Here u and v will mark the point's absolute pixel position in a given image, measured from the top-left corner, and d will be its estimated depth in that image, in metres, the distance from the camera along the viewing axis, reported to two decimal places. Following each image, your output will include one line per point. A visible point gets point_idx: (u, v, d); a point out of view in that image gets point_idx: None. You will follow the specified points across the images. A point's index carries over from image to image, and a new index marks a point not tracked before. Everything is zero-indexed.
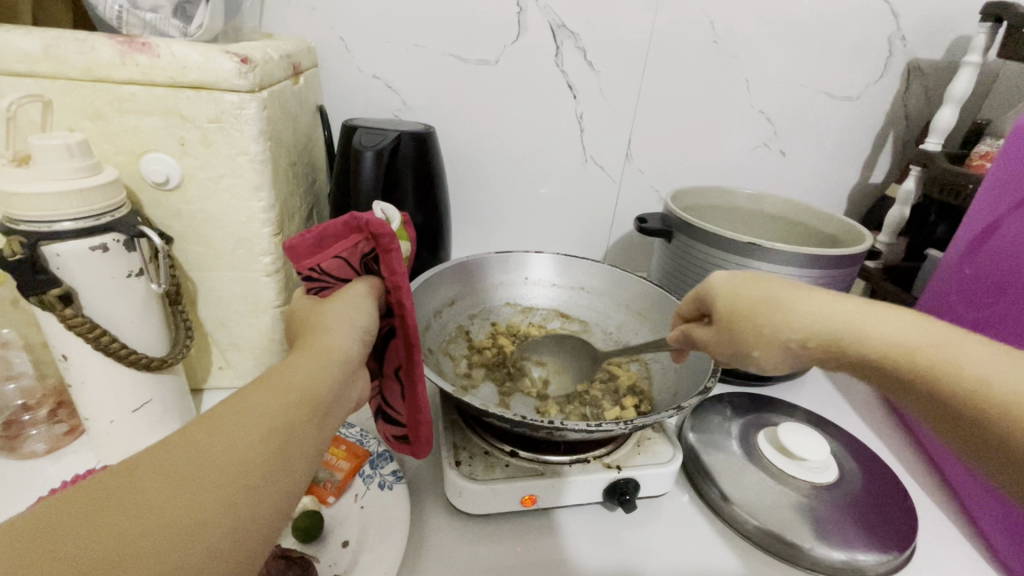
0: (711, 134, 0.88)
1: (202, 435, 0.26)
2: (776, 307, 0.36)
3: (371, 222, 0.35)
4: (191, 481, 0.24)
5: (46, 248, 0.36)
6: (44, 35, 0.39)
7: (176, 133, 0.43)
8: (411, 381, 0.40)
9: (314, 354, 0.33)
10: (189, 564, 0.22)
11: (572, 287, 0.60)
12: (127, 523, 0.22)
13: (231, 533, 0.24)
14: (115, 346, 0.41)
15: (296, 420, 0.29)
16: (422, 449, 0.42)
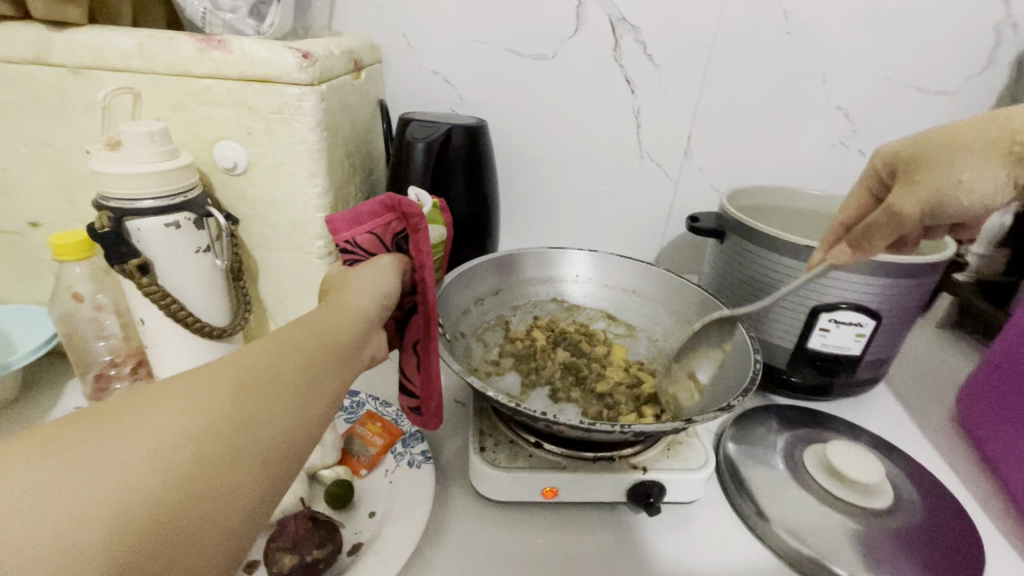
0: (780, 130, 0.83)
1: (237, 363, 0.28)
2: (956, 141, 0.36)
3: (404, 202, 0.39)
4: (228, 396, 0.26)
5: (129, 223, 0.41)
6: (138, 34, 0.43)
7: (244, 123, 0.47)
8: (427, 355, 0.42)
9: (336, 309, 0.35)
10: (218, 472, 0.24)
11: (623, 289, 0.58)
12: (167, 423, 0.24)
13: (262, 447, 0.26)
14: (182, 313, 0.45)
15: (321, 362, 0.31)
16: (432, 421, 0.44)
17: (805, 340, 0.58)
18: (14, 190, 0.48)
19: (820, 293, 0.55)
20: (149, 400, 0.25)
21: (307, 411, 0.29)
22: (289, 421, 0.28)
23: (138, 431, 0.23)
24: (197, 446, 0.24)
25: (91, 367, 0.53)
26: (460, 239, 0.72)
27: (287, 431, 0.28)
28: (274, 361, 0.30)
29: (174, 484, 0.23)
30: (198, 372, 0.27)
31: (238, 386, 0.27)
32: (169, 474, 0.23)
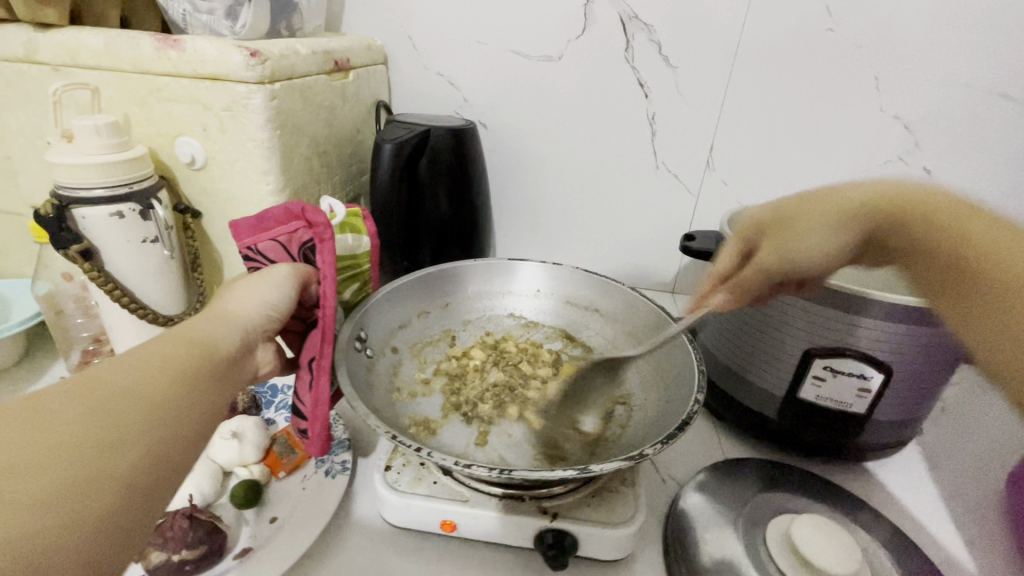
0: (820, 143, 0.72)
1: (107, 375, 0.30)
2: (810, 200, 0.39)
3: (307, 209, 0.40)
4: (87, 418, 0.27)
5: (76, 210, 0.44)
6: (108, 33, 0.46)
7: (200, 120, 0.48)
8: (317, 372, 0.40)
9: (216, 320, 0.37)
10: (88, 480, 0.26)
11: (584, 307, 0.56)
12: (29, 440, 0.25)
13: (134, 454, 0.28)
14: (124, 300, 0.47)
15: (196, 381, 0.33)
16: (318, 443, 0.42)
17: (795, 390, 0.50)
18: (15, 176, 0.53)
19: (813, 336, 0.47)
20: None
21: (178, 430, 0.30)
22: (156, 439, 0.29)
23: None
24: (49, 471, 0.25)
25: (75, 343, 0.57)
26: (443, 245, 0.70)
27: (153, 449, 0.29)
28: (140, 381, 0.30)
29: (25, 507, 0.24)
30: (56, 394, 0.28)
31: (100, 405, 0.28)
32: (18, 499, 0.24)
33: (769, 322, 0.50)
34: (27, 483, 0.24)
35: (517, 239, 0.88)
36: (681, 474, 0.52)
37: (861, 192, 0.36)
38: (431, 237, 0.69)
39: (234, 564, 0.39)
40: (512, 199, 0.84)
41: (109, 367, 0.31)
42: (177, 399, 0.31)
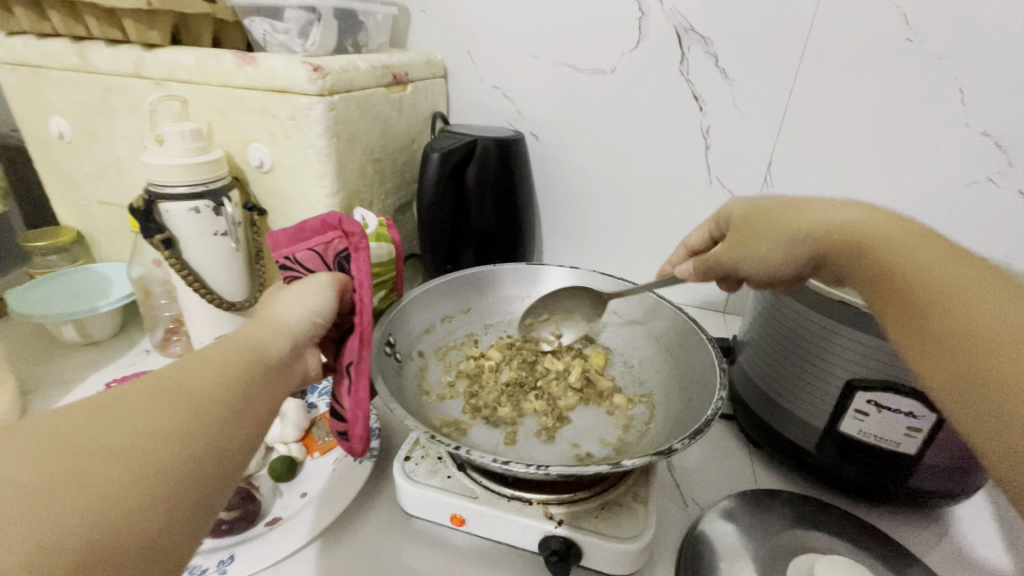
0: (894, 160, 0.67)
1: (165, 377, 0.29)
2: (795, 206, 0.37)
3: (343, 220, 0.43)
4: (157, 413, 0.27)
5: (161, 205, 0.50)
6: (198, 52, 0.53)
7: (269, 128, 0.53)
8: (357, 377, 0.41)
9: (265, 326, 0.37)
10: (156, 484, 0.25)
11: (602, 310, 0.60)
12: (92, 443, 0.24)
13: (198, 455, 0.27)
14: (196, 285, 0.54)
15: (257, 386, 0.32)
16: (354, 447, 0.42)
17: (835, 423, 0.46)
18: (122, 174, 0.62)
19: (853, 366, 0.44)
20: (75, 419, 0.25)
21: (236, 433, 0.29)
22: (218, 441, 0.28)
23: (62, 450, 0.23)
24: (120, 465, 0.24)
25: (159, 322, 0.65)
26: (487, 250, 0.72)
27: (216, 452, 0.28)
28: (208, 374, 0.30)
29: (93, 500, 0.23)
30: (115, 397, 0.27)
31: (173, 403, 0.28)
32: (90, 493, 0.23)
33: (802, 348, 0.48)
34: (95, 487, 0.23)
35: (563, 250, 0.88)
36: (705, 499, 0.51)
37: (827, 210, 0.34)
38: (475, 244, 0.71)
39: (264, 530, 0.43)
40: (560, 210, 0.85)
41: (168, 371, 0.30)
42: (240, 403, 0.30)
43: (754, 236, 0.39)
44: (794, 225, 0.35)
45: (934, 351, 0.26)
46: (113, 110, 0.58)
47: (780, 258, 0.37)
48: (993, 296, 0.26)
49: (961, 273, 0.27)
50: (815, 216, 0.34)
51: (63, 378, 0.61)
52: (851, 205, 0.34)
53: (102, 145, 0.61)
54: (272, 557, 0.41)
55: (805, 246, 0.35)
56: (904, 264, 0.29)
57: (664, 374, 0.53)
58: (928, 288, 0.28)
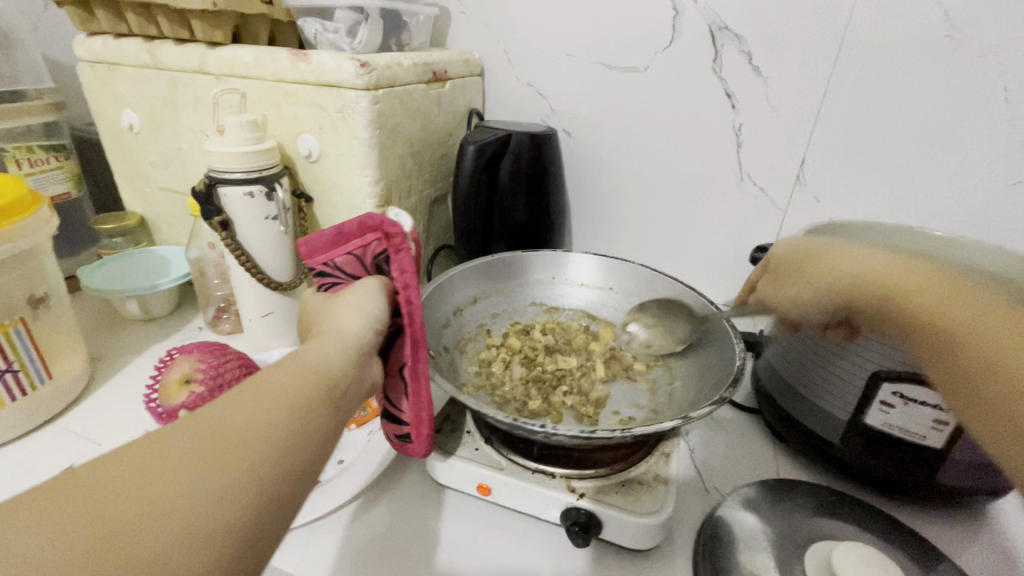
0: (933, 159, 0.66)
1: (229, 405, 0.30)
2: (823, 254, 0.46)
3: (384, 224, 0.43)
4: (217, 446, 0.28)
5: (219, 189, 0.55)
6: (257, 50, 0.57)
7: (318, 120, 0.57)
8: (417, 379, 0.44)
9: (326, 339, 0.38)
10: (219, 517, 0.26)
11: (599, 288, 0.64)
12: (162, 480, 0.26)
13: (259, 482, 0.28)
14: (248, 265, 0.58)
15: (303, 419, 0.31)
16: (421, 449, 0.46)
17: (860, 415, 0.47)
18: (184, 163, 0.67)
19: (877, 357, 0.44)
20: (121, 473, 0.25)
21: (295, 456, 0.30)
22: (259, 489, 0.28)
23: (104, 512, 0.24)
24: (160, 529, 0.24)
25: (212, 302, 0.70)
26: (518, 241, 0.75)
27: (257, 502, 0.27)
28: (269, 400, 0.31)
29: (133, 570, 0.23)
30: (184, 429, 0.28)
31: (239, 434, 0.29)
32: (164, 531, 0.24)
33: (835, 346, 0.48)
34: (162, 528, 0.24)
35: (592, 245, 0.90)
36: (726, 485, 0.52)
37: (852, 266, 0.43)
38: (506, 236, 0.74)
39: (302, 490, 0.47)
40: (590, 206, 0.86)
41: (231, 396, 0.31)
42: (284, 443, 0.30)
43: (786, 281, 0.50)
44: (822, 274, 0.45)
45: (958, 375, 0.33)
46: (178, 103, 0.63)
47: (814, 307, 0.46)
48: (982, 315, 0.33)
49: (978, 314, 0.33)
50: (839, 266, 0.44)
51: (127, 349, 0.66)
52: (875, 257, 0.42)
53: (167, 136, 0.66)
54: (312, 514, 0.45)
55: (828, 299, 0.45)
56: (918, 304, 0.37)
57: (672, 343, 0.58)
58: (945, 325, 0.34)
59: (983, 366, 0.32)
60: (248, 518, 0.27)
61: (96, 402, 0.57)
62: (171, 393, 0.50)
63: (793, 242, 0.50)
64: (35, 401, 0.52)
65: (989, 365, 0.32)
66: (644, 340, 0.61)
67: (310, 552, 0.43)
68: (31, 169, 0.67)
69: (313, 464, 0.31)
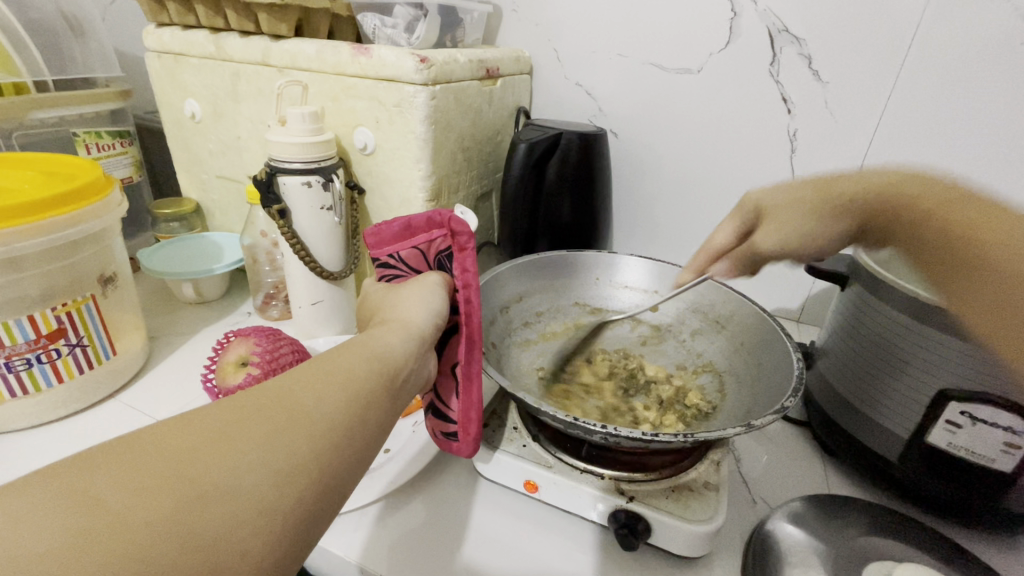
0: (1001, 169, 0.63)
1: (296, 384, 0.31)
2: (835, 176, 0.43)
3: (450, 221, 0.44)
4: (285, 426, 0.28)
5: (280, 178, 0.56)
6: (319, 43, 0.58)
7: (375, 114, 0.58)
8: (469, 382, 0.45)
9: (389, 330, 0.38)
10: (280, 499, 0.26)
11: (644, 291, 0.63)
12: (231, 452, 0.26)
13: (318, 469, 0.28)
14: (302, 254, 0.59)
15: (363, 408, 0.32)
16: (466, 449, 0.46)
17: (922, 434, 0.45)
18: (241, 152, 0.69)
19: (943, 376, 0.43)
20: (195, 441, 0.26)
21: (353, 445, 0.30)
22: (316, 475, 0.28)
23: (176, 480, 0.24)
24: (225, 506, 0.24)
25: (263, 288, 0.72)
26: (561, 241, 0.74)
27: (314, 488, 0.28)
28: (333, 385, 0.32)
29: (197, 542, 0.23)
30: (253, 404, 0.29)
31: (304, 417, 0.29)
32: (230, 506, 0.25)
33: (910, 364, 0.45)
34: (229, 501, 0.25)
35: (633, 247, 0.89)
36: (773, 497, 0.51)
37: (880, 177, 0.39)
38: (551, 234, 0.74)
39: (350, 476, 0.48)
40: (633, 207, 0.86)
41: (298, 376, 0.32)
42: (343, 434, 0.30)
43: (777, 215, 0.45)
44: (840, 190, 0.41)
45: (945, 262, 0.32)
46: (239, 94, 0.65)
47: (820, 233, 0.42)
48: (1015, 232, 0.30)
49: (970, 210, 0.32)
50: (852, 187, 0.40)
51: (181, 329, 0.69)
52: (895, 179, 0.38)
53: (227, 125, 0.68)
54: (360, 500, 0.45)
55: (854, 209, 0.40)
56: (916, 200, 0.35)
57: (720, 345, 0.58)
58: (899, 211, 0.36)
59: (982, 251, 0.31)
60: (304, 502, 0.27)
61: (154, 379, 0.60)
62: (228, 374, 0.52)
63: (791, 184, 0.46)
64: (100, 375, 0.54)
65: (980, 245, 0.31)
66: (691, 343, 0.61)
67: (358, 538, 0.43)
68: (99, 154, 0.70)
69: (367, 457, 0.31)
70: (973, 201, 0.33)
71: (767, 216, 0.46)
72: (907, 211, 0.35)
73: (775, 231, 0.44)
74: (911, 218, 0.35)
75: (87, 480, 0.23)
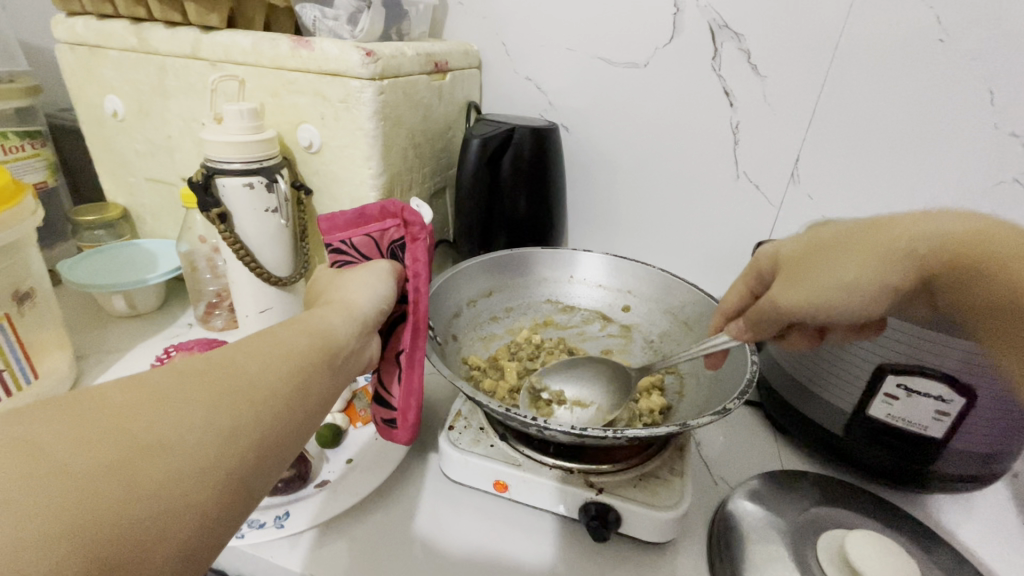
0: (921, 159, 0.68)
1: (240, 353, 0.31)
2: (838, 245, 0.38)
3: (404, 210, 0.42)
4: (228, 391, 0.28)
5: (218, 179, 0.53)
6: (254, 36, 0.55)
7: (321, 111, 0.56)
8: (409, 367, 0.44)
9: (333, 308, 0.38)
10: (223, 460, 0.26)
11: (618, 290, 0.63)
12: (174, 411, 0.26)
13: (261, 435, 0.28)
14: (247, 259, 0.56)
15: (304, 380, 0.32)
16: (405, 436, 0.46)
17: (864, 407, 0.48)
18: (173, 153, 0.65)
19: (882, 352, 0.46)
20: (134, 399, 0.26)
21: (294, 416, 0.30)
22: (259, 441, 0.28)
23: (116, 435, 0.24)
24: (169, 459, 0.25)
25: (204, 297, 0.67)
26: (517, 237, 0.74)
27: (255, 453, 0.28)
28: (276, 357, 0.32)
29: (145, 490, 0.23)
30: (196, 368, 0.28)
31: (248, 384, 0.29)
32: (174, 463, 0.25)
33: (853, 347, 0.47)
34: (172, 457, 0.25)
35: (589, 241, 0.90)
36: (733, 477, 0.53)
37: (887, 240, 0.36)
38: (507, 230, 0.73)
39: (313, 491, 0.45)
40: (587, 201, 0.86)
41: (240, 346, 0.31)
42: (286, 403, 0.30)
43: (808, 268, 0.40)
44: (845, 275, 0.37)
45: (811, 265, 0.40)
46: (166, 89, 0.61)
47: (867, 299, 0.37)
48: (858, 270, 0.36)
49: (856, 270, 0.36)
50: (883, 238, 0.36)
51: (113, 346, 0.63)
52: (880, 221, 0.37)
53: (155, 123, 0.63)
54: (323, 516, 0.43)
55: (904, 266, 0.35)
56: (847, 258, 0.37)
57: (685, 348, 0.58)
58: (823, 266, 0.39)
59: (826, 299, 0.38)
60: (245, 465, 0.27)
61: None
62: None
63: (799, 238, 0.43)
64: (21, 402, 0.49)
65: (819, 288, 0.38)
66: (658, 345, 0.60)
67: (323, 556, 0.41)
68: (6, 156, 0.63)
69: (309, 427, 0.32)
70: (887, 233, 0.36)
71: (789, 276, 0.42)
72: (821, 264, 0.39)
73: (801, 293, 0.40)
74: (836, 269, 0.37)
75: (27, 431, 0.23)
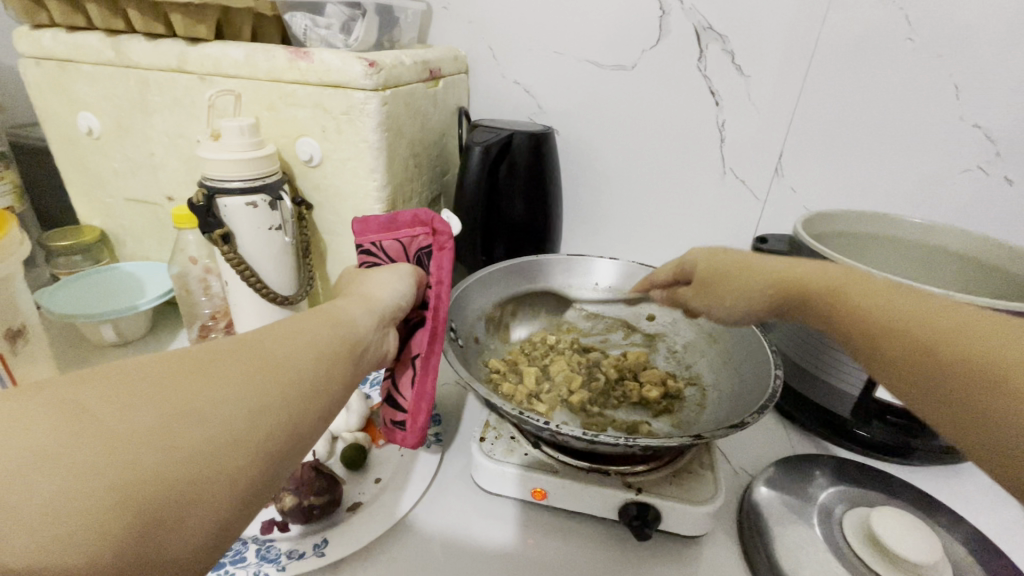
0: (894, 151, 0.72)
1: (271, 335, 0.30)
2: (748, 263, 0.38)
3: (435, 219, 0.43)
4: (260, 370, 0.28)
5: (218, 199, 0.50)
6: (247, 47, 0.53)
7: (321, 123, 0.54)
8: (423, 371, 0.44)
9: (355, 298, 0.38)
10: (252, 436, 0.26)
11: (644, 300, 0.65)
12: (209, 385, 0.26)
13: (289, 415, 0.28)
14: (251, 279, 0.54)
15: (330, 365, 0.31)
16: (412, 438, 0.46)
17: (871, 389, 0.51)
18: (157, 171, 0.61)
19: None
20: (166, 374, 0.25)
21: (319, 400, 0.30)
22: (287, 421, 0.27)
23: (153, 400, 0.24)
24: (204, 427, 0.24)
25: (198, 317, 0.64)
26: (517, 243, 0.74)
27: (283, 433, 0.27)
28: (304, 340, 0.31)
29: (180, 456, 0.23)
30: (230, 347, 0.28)
31: (279, 364, 0.29)
32: (209, 433, 0.24)
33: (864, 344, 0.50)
34: (205, 427, 0.24)
35: (581, 241, 0.91)
36: (750, 466, 0.55)
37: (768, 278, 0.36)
38: (508, 235, 0.73)
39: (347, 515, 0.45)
40: (579, 201, 0.87)
41: (271, 328, 0.31)
42: (313, 385, 0.29)
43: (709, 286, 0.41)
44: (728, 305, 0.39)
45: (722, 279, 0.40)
46: (149, 105, 0.58)
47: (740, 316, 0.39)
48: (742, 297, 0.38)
49: (744, 297, 0.38)
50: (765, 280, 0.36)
51: None
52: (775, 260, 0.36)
53: (136, 140, 0.60)
54: (361, 540, 0.42)
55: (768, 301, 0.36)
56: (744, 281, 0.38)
57: (710, 360, 0.58)
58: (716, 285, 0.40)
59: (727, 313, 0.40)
60: (272, 443, 0.27)
61: None
62: None
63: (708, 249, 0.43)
64: None
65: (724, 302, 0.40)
66: (682, 356, 0.61)
67: None
68: None
69: (332, 412, 0.31)
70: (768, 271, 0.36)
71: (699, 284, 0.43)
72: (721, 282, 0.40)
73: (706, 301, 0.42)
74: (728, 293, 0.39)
75: (73, 393, 0.23)
